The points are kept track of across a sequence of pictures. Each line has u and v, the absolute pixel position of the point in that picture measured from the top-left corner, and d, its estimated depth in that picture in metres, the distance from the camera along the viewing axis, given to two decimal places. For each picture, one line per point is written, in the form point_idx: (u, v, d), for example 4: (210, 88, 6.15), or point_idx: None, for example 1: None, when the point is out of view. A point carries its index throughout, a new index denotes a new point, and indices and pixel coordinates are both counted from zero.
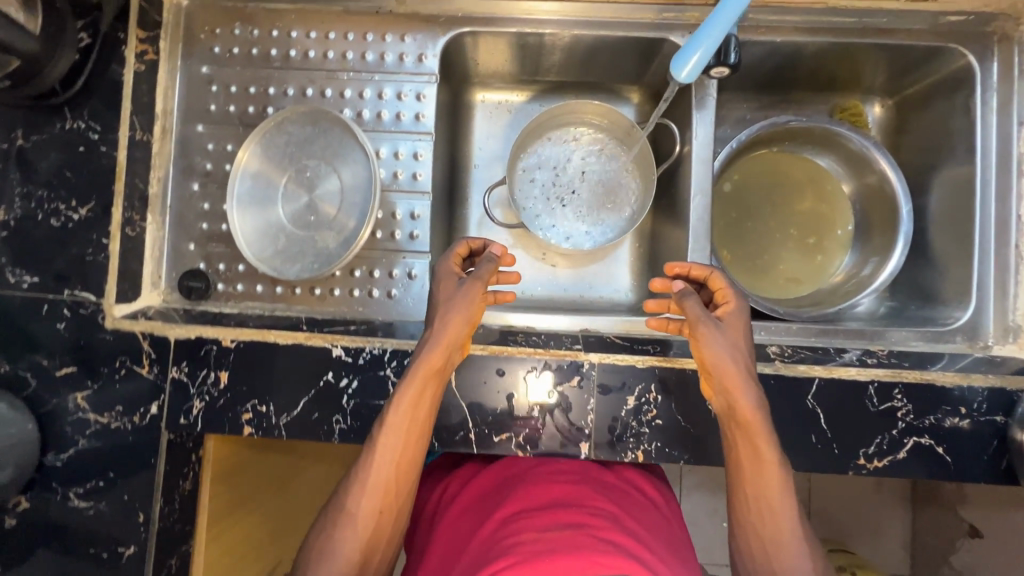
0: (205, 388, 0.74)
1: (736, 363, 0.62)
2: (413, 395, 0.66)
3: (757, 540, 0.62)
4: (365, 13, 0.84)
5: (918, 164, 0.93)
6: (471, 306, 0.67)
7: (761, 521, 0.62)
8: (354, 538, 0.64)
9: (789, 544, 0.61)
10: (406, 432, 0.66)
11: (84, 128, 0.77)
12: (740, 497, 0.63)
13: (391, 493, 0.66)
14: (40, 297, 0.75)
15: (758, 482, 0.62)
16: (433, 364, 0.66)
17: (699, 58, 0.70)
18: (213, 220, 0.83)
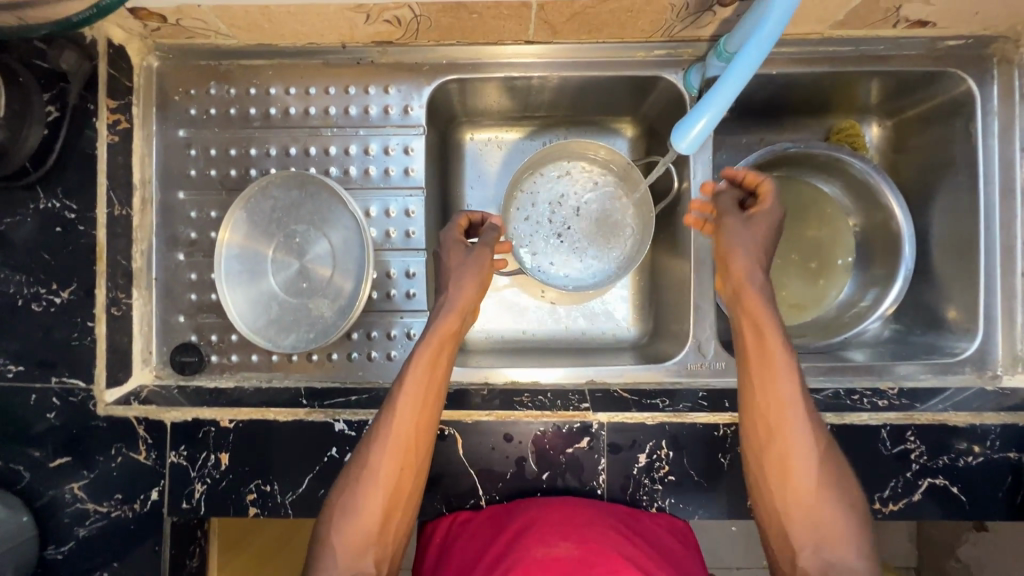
0: (206, 470, 0.72)
1: (753, 253, 0.70)
2: (429, 353, 0.68)
3: (786, 485, 0.63)
4: (345, 64, 0.81)
5: (915, 186, 0.92)
6: (482, 270, 0.74)
7: (784, 459, 0.64)
8: (376, 490, 0.63)
9: (817, 479, 0.63)
10: (424, 382, 0.67)
11: (59, 207, 0.73)
12: (761, 445, 0.65)
13: (411, 450, 0.65)
14: (26, 387, 0.72)
15: (777, 417, 0.64)
16: (448, 328, 0.70)
17: (705, 124, 0.62)
18: (201, 290, 0.82)
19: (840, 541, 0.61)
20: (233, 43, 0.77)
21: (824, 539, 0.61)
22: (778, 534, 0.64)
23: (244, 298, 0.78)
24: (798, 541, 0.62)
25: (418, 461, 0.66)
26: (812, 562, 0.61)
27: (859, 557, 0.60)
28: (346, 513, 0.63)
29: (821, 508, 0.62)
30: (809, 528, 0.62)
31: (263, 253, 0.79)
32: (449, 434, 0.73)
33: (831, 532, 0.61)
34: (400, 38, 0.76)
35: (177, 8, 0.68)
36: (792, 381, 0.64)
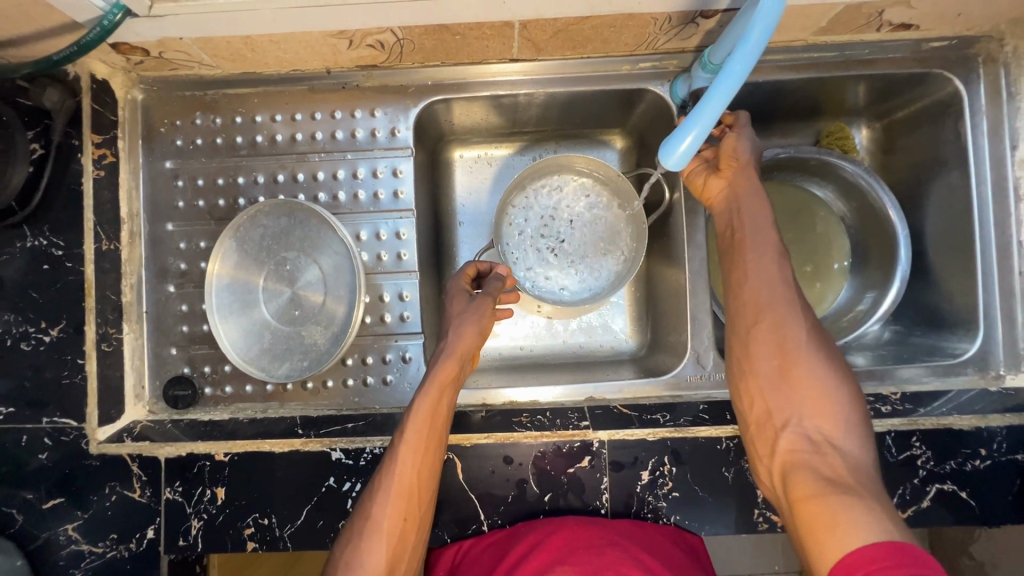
0: (202, 505, 0.71)
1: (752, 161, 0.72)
2: (429, 403, 0.67)
3: (773, 365, 0.63)
4: (331, 89, 0.80)
5: (909, 187, 0.92)
6: (482, 319, 0.75)
7: (770, 336, 0.65)
8: (383, 533, 0.62)
9: (805, 364, 0.63)
10: (426, 427, 0.66)
11: (46, 245, 0.72)
12: (747, 331, 0.66)
13: (414, 503, 0.65)
14: (17, 428, 0.71)
15: (764, 300, 0.66)
16: (448, 372, 0.70)
17: (692, 141, 0.62)
18: (193, 321, 0.80)
19: (828, 419, 0.60)
20: (217, 73, 0.77)
21: (809, 417, 0.61)
22: (762, 413, 0.63)
23: (233, 328, 0.77)
24: (781, 418, 0.61)
25: (420, 514, 0.65)
26: (797, 435, 0.60)
27: (849, 441, 0.59)
28: (352, 553, 0.62)
29: (806, 388, 0.62)
30: (794, 403, 0.62)
31: (254, 282, 0.78)
32: (447, 459, 0.72)
33: (818, 410, 0.61)
34: (384, 61, 0.76)
35: (158, 41, 0.67)
36: (782, 269, 0.67)
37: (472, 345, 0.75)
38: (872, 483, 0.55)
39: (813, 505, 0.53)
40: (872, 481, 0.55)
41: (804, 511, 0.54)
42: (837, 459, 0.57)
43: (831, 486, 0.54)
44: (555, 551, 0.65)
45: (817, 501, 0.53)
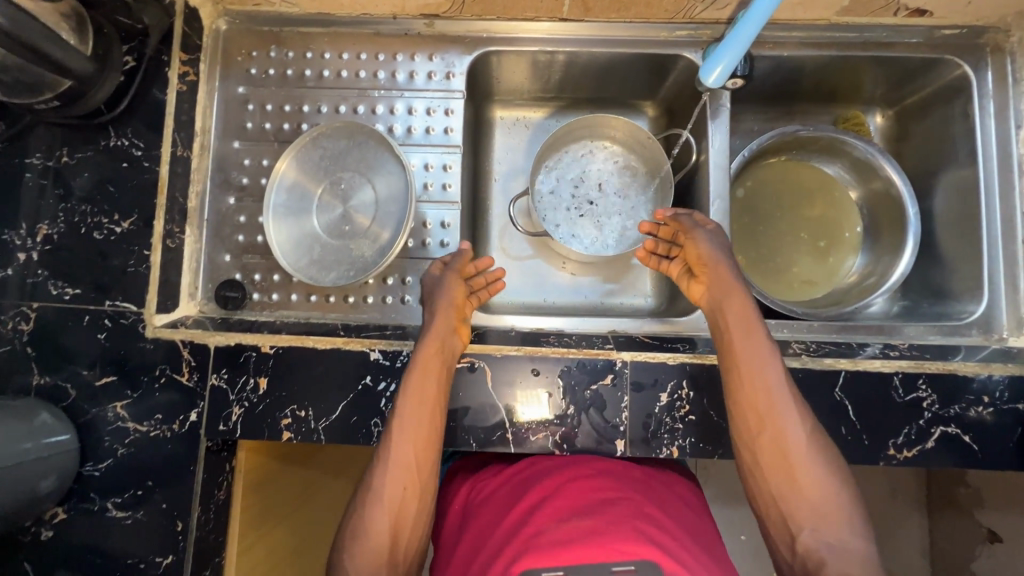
0: (244, 394, 0.75)
1: (719, 256, 0.76)
2: (412, 418, 0.69)
3: (780, 472, 0.64)
4: (395, 35, 0.89)
5: (920, 169, 0.98)
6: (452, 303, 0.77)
7: (777, 444, 0.65)
8: (384, 511, 0.65)
9: (808, 460, 0.64)
10: (422, 411, 0.69)
11: (127, 145, 0.80)
12: (750, 433, 0.67)
13: (415, 472, 0.67)
14: (81, 309, 0.77)
15: (765, 400, 0.66)
16: (428, 360, 0.71)
17: (721, 69, 0.80)
18: (249, 232, 0.86)
19: (837, 521, 0.61)
20: (295, 10, 0.86)
21: (820, 521, 0.62)
22: (778, 518, 0.64)
23: (287, 236, 0.83)
24: (798, 519, 0.62)
25: (421, 486, 0.67)
26: (813, 540, 0.61)
27: (854, 534, 0.61)
28: (358, 532, 0.64)
29: (814, 488, 0.63)
30: (806, 510, 0.62)
31: (310, 198, 0.84)
32: (478, 369, 0.76)
33: (827, 514, 0.62)
34: (446, 10, 0.85)
35: None
36: (767, 353, 0.68)
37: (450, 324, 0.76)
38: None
39: None
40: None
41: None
42: (848, 557, 0.59)
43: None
44: (578, 493, 0.64)
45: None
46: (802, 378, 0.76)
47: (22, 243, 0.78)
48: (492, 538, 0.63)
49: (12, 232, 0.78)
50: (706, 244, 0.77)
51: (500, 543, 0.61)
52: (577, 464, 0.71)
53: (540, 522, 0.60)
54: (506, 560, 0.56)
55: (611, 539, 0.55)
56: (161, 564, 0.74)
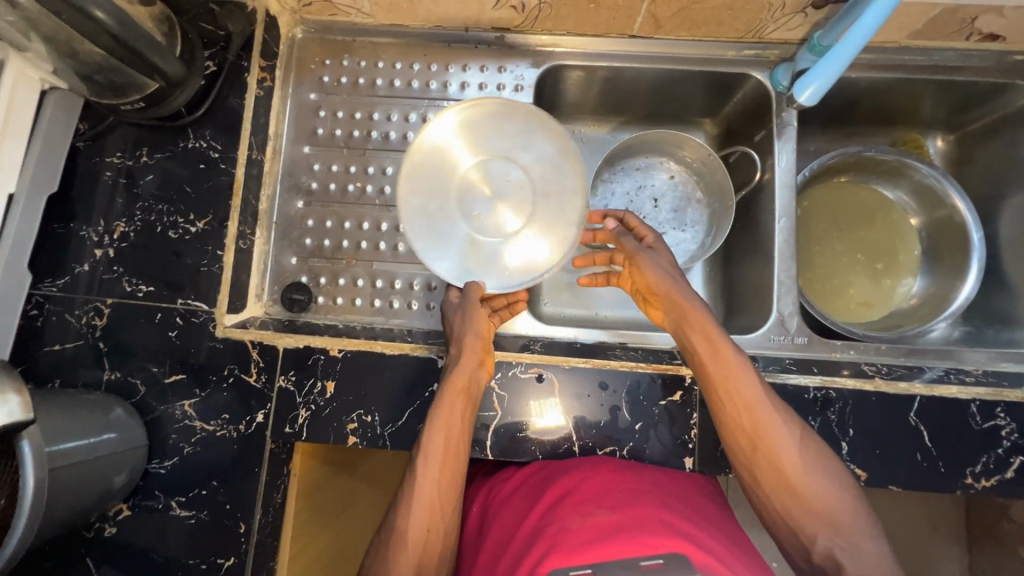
0: (312, 396, 0.75)
1: (669, 277, 0.74)
2: (438, 445, 0.67)
3: (778, 486, 0.63)
4: (465, 47, 0.90)
5: (985, 193, 0.97)
6: (479, 327, 0.72)
7: (770, 459, 0.64)
8: (408, 556, 0.63)
9: (808, 470, 0.63)
10: (446, 437, 0.68)
11: (205, 147, 0.81)
12: (746, 452, 0.66)
13: (435, 515, 0.66)
14: (153, 306, 0.78)
15: (754, 419, 0.65)
16: (459, 388, 0.69)
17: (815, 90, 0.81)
18: (316, 236, 0.86)
19: (849, 529, 0.60)
20: (371, 21, 0.88)
21: (829, 530, 0.61)
22: (790, 530, 0.63)
23: (434, 230, 0.76)
24: (809, 530, 0.62)
25: (442, 531, 0.66)
26: (827, 550, 0.60)
27: (870, 543, 0.60)
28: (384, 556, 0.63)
29: (818, 496, 0.62)
30: (814, 521, 0.61)
31: (449, 168, 0.77)
32: (545, 379, 0.76)
33: (835, 522, 0.61)
34: (518, 25, 0.87)
35: None
36: (746, 372, 0.66)
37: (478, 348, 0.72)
38: None
39: None
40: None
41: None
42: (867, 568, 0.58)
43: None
44: (593, 483, 0.67)
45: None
46: (875, 401, 0.74)
47: (99, 240, 0.79)
48: (517, 539, 0.66)
49: (90, 228, 0.79)
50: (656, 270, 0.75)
51: (524, 547, 0.63)
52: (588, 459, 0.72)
53: (563, 520, 0.63)
54: (533, 560, 0.59)
55: (640, 533, 0.58)
56: (222, 566, 0.73)
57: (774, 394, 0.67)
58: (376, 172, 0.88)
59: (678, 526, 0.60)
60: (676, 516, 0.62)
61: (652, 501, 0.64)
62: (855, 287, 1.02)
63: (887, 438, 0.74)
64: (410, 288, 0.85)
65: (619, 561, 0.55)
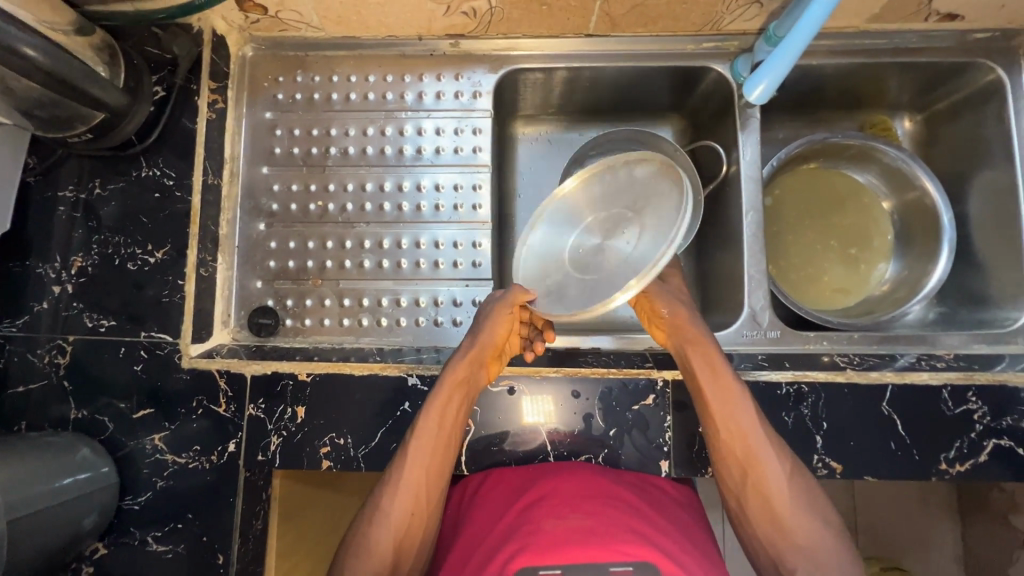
0: (283, 423, 0.74)
1: (680, 308, 0.71)
2: (432, 428, 0.67)
3: (764, 518, 0.64)
4: (419, 56, 0.88)
5: (953, 173, 0.97)
6: (497, 326, 0.70)
7: (760, 491, 0.64)
8: (388, 538, 0.64)
9: (798, 508, 0.63)
10: (442, 428, 0.68)
11: (159, 175, 0.80)
12: (737, 484, 0.66)
13: (421, 497, 0.66)
14: (116, 340, 0.76)
15: (748, 454, 0.65)
16: (463, 381, 0.69)
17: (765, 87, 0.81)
18: (280, 257, 0.85)
19: (829, 565, 0.61)
20: (321, 35, 0.86)
21: (809, 566, 0.62)
22: (768, 561, 0.64)
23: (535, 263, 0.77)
24: (789, 563, 0.62)
25: (427, 513, 0.66)
26: None
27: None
28: (360, 552, 0.63)
29: (803, 533, 0.63)
30: (797, 557, 0.62)
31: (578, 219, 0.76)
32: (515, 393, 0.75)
33: (816, 558, 0.62)
34: (472, 30, 0.85)
35: None
36: (746, 409, 0.66)
37: (489, 350, 0.71)
38: None
39: None
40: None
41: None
42: None
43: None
44: (572, 488, 0.67)
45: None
46: (848, 393, 0.74)
47: (56, 276, 0.78)
48: (491, 539, 0.65)
49: (46, 265, 0.78)
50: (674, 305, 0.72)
51: (497, 545, 0.63)
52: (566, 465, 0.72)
53: (538, 521, 0.63)
54: (501, 560, 0.59)
55: (614, 540, 0.58)
56: None
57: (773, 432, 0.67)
58: (336, 189, 0.87)
59: (649, 536, 0.61)
60: (649, 524, 0.63)
61: (627, 508, 0.64)
62: (830, 273, 1.01)
63: (862, 429, 0.74)
64: (378, 305, 0.84)
65: (590, 565, 0.56)
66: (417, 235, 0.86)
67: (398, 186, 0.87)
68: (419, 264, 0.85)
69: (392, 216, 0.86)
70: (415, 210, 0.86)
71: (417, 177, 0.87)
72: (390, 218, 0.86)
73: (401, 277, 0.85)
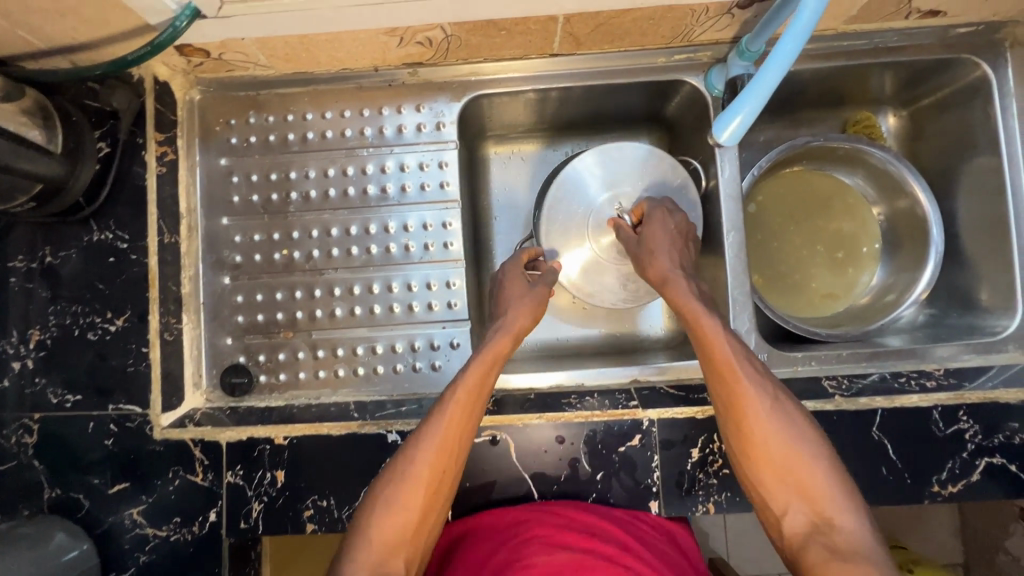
0: (262, 489, 0.73)
1: (664, 264, 0.79)
2: (466, 394, 0.70)
3: (761, 455, 0.66)
4: (377, 87, 0.84)
5: (940, 171, 0.93)
6: (538, 302, 0.83)
7: (754, 428, 0.67)
8: (409, 487, 0.65)
9: (791, 445, 0.65)
10: (475, 388, 0.71)
11: (112, 238, 0.76)
12: (731, 424, 0.69)
13: (448, 454, 0.67)
14: (84, 414, 0.74)
15: (738, 388, 0.68)
16: (501, 348, 0.76)
17: (742, 121, 0.57)
18: (248, 312, 0.82)
19: (822, 501, 0.63)
20: (271, 73, 0.80)
21: (803, 501, 0.63)
22: (762, 499, 0.66)
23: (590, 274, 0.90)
24: (781, 497, 0.65)
25: (452, 472, 0.68)
26: (796, 521, 0.63)
27: (843, 515, 0.61)
28: (380, 505, 0.65)
29: (797, 471, 0.65)
30: (789, 492, 0.64)
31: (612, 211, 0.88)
32: (500, 441, 0.74)
33: (808, 492, 0.63)
34: (430, 58, 0.79)
35: (221, 42, 0.72)
36: (730, 342, 0.70)
37: (526, 325, 0.82)
38: (874, 554, 0.57)
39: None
40: (877, 554, 0.58)
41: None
42: (837, 537, 0.60)
43: (837, 561, 0.57)
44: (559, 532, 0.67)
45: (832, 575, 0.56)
46: (837, 420, 0.73)
47: (16, 351, 0.75)
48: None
49: (5, 340, 0.75)
50: (660, 254, 0.79)
51: None
52: (547, 507, 0.71)
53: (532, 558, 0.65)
54: None
55: None
56: None
57: (762, 369, 0.70)
58: (301, 237, 0.83)
59: None
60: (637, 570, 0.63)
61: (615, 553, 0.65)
62: (817, 278, 0.99)
63: (852, 455, 0.73)
64: (353, 354, 0.82)
65: None
66: (390, 278, 0.83)
67: (365, 229, 0.84)
68: (393, 309, 0.83)
69: (361, 260, 0.83)
70: (385, 252, 0.83)
71: (384, 219, 0.84)
72: (360, 262, 0.83)
73: (375, 323, 0.82)
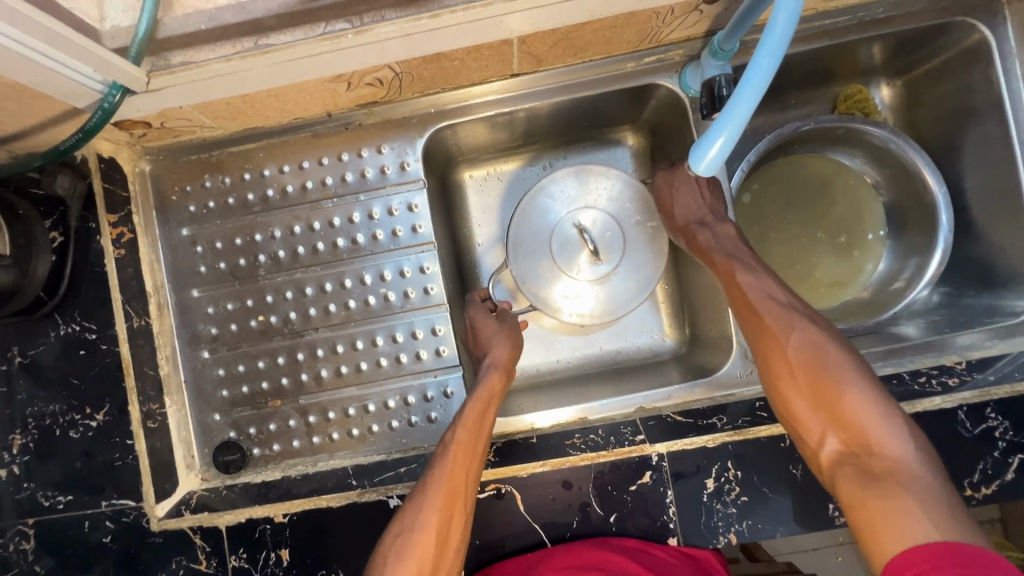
0: (269, 569, 0.70)
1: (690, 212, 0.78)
2: (465, 436, 0.67)
3: (798, 391, 0.61)
4: (334, 132, 0.79)
5: (941, 143, 0.87)
6: (511, 340, 0.78)
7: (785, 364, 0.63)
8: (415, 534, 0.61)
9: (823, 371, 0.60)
10: (473, 429, 0.68)
11: (79, 330, 0.73)
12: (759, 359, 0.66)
13: (452, 497, 0.63)
14: (78, 515, 0.72)
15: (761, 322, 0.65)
16: (494, 385, 0.73)
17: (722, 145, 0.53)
18: (231, 384, 0.82)
19: (862, 428, 0.57)
20: (219, 133, 0.75)
21: (840, 430, 0.58)
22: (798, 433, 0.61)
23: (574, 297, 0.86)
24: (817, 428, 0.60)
25: (461, 514, 0.64)
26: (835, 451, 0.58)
27: (887, 441, 0.55)
28: (390, 557, 0.61)
29: (830, 399, 0.59)
30: (823, 420, 0.59)
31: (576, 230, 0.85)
32: (505, 492, 0.71)
33: (846, 421, 0.58)
34: (383, 96, 0.74)
35: (159, 113, 0.67)
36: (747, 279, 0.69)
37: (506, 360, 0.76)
38: (920, 484, 0.52)
39: (859, 509, 0.53)
40: (926, 483, 0.52)
41: (859, 521, 0.52)
42: (877, 462, 0.55)
43: (871, 490, 0.52)
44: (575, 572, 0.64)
45: (868, 508, 0.52)
46: None
47: None
48: None
49: None
50: (678, 209, 0.79)
51: None
52: (564, 551, 0.68)
53: None
54: None
55: None
56: None
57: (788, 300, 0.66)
58: (275, 300, 0.82)
59: None
60: None
61: None
62: (822, 266, 0.93)
63: None
64: (346, 416, 0.81)
65: None
66: (373, 331, 0.82)
67: (341, 284, 0.82)
68: (379, 363, 0.81)
69: (340, 316, 0.82)
70: (364, 306, 0.82)
71: (358, 271, 0.82)
72: (338, 320, 0.82)
73: (364, 380, 0.81)
